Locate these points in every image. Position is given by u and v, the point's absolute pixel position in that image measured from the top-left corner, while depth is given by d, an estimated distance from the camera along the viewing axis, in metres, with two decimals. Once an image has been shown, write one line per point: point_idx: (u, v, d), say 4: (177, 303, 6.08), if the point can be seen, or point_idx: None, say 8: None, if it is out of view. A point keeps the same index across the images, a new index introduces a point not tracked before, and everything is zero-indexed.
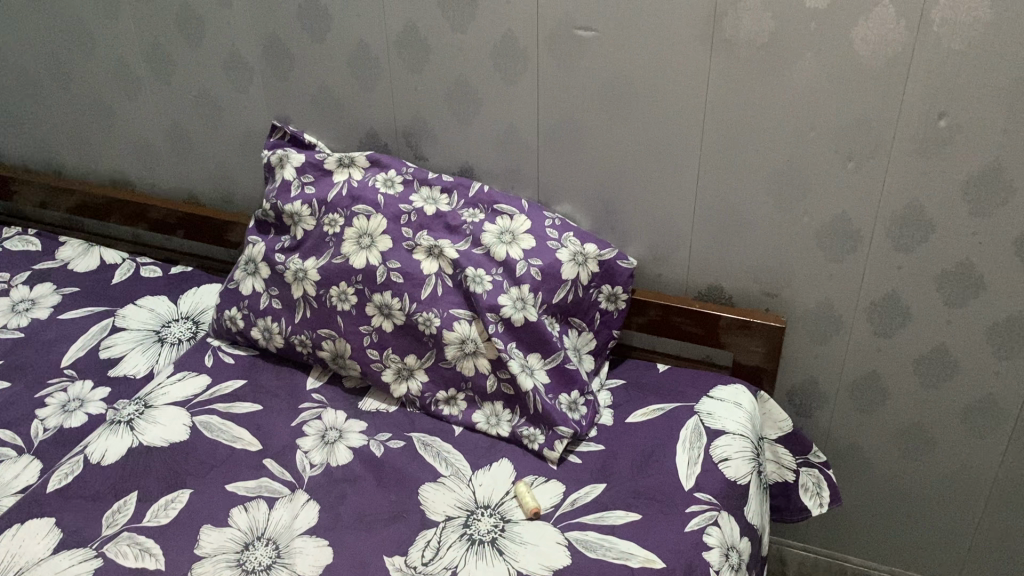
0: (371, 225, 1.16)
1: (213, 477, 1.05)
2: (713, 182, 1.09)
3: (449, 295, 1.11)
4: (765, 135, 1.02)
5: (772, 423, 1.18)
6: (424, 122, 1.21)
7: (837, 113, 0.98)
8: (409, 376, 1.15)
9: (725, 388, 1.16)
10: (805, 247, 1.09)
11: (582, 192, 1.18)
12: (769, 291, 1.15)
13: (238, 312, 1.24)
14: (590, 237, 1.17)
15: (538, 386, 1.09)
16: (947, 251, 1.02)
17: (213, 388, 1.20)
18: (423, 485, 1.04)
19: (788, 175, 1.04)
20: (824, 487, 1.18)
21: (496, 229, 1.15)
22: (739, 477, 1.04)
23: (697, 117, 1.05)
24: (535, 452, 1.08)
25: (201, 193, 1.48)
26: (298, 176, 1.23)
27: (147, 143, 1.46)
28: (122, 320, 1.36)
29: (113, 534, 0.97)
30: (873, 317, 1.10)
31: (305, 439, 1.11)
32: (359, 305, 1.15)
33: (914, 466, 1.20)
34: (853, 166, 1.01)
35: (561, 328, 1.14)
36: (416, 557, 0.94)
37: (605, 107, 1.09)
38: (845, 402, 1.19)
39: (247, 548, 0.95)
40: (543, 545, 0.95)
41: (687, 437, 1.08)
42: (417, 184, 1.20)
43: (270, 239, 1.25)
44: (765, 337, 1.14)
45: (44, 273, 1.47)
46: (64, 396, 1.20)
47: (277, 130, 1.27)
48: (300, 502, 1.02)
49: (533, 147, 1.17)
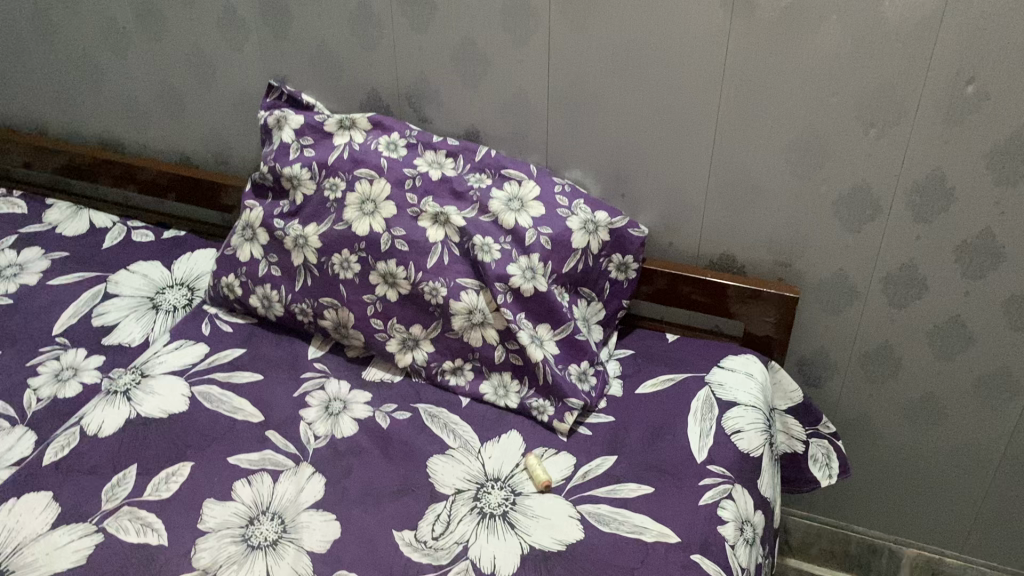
0: (373, 190, 1.13)
1: (215, 449, 1.03)
2: (729, 149, 1.06)
3: (456, 264, 1.09)
4: (784, 100, 0.99)
5: (783, 394, 1.16)
6: (429, 84, 1.17)
7: (861, 79, 0.95)
8: (414, 347, 1.12)
9: (736, 358, 1.14)
10: (822, 215, 1.06)
11: (593, 158, 1.14)
12: (782, 260, 1.12)
13: (235, 279, 1.21)
14: (601, 205, 1.14)
15: (548, 357, 1.07)
16: (968, 222, 1.00)
17: (212, 357, 1.16)
18: (431, 458, 1.02)
19: (807, 141, 1.01)
20: (834, 457, 1.17)
21: (504, 195, 1.12)
22: (751, 449, 1.03)
23: (714, 81, 1.01)
24: (544, 424, 1.06)
25: (194, 156, 1.43)
26: (296, 139, 1.19)
27: (136, 102, 1.40)
28: (115, 286, 1.32)
29: (113, 508, 0.95)
30: (888, 287, 1.09)
31: (308, 410, 1.09)
32: (362, 273, 1.12)
33: (924, 436, 1.19)
34: (874, 134, 0.98)
35: (570, 297, 1.12)
36: (425, 531, 0.93)
37: (619, 70, 1.05)
38: (856, 372, 1.18)
39: (252, 522, 0.94)
40: (555, 518, 0.94)
41: (698, 409, 1.06)
42: (421, 148, 1.16)
43: (268, 204, 1.21)
44: (777, 307, 1.12)
45: (31, 237, 1.42)
46: (57, 364, 1.17)
47: (274, 90, 1.22)
48: (305, 475, 1.00)
49: (542, 111, 1.13)
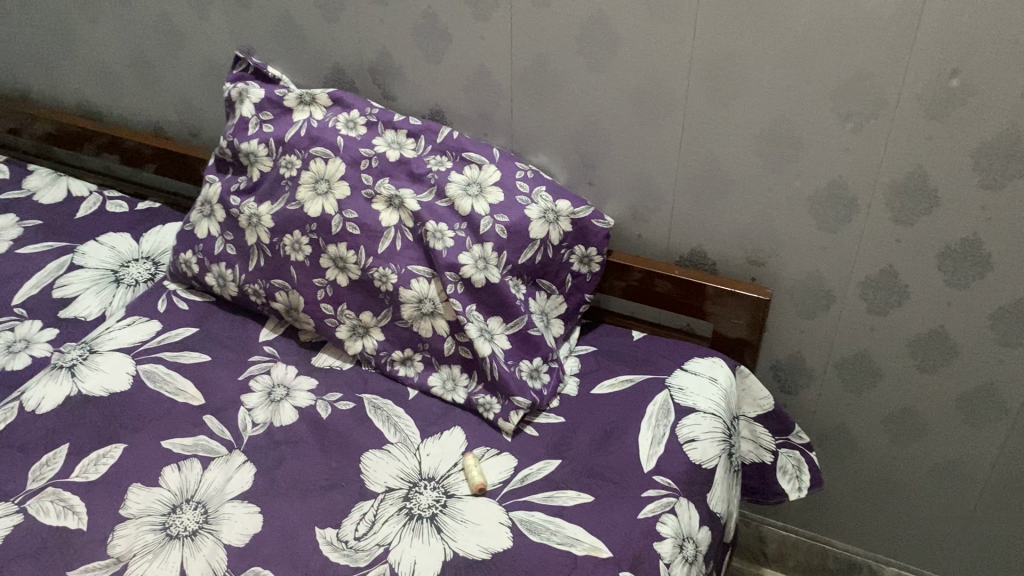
0: (328, 170, 1.08)
1: (150, 431, 1.00)
2: (697, 138, 0.99)
3: (408, 250, 1.04)
4: (755, 87, 0.92)
5: (751, 400, 1.09)
6: (391, 59, 1.11)
7: (836, 67, 0.87)
8: (364, 334, 1.08)
9: (702, 361, 1.07)
10: (795, 213, 0.99)
11: (559, 144, 1.08)
12: (755, 259, 1.05)
13: (193, 256, 1.18)
14: (565, 192, 1.08)
15: (497, 352, 1.01)
16: (952, 226, 0.92)
17: (163, 335, 1.14)
18: (367, 452, 0.98)
19: (779, 133, 0.94)
20: (805, 470, 1.11)
21: (462, 179, 1.06)
22: (704, 460, 0.97)
23: (681, 64, 0.94)
24: (490, 422, 1.01)
25: (169, 126, 1.40)
26: (256, 113, 1.15)
27: (111, 69, 1.37)
28: (81, 257, 1.30)
29: (38, 488, 0.94)
30: (866, 292, 1.01)
31: (250, 395, 1.06)
32: (313, 256, 1.08)
33: (904, 452, 1.12)
34: (851, 127, 0.90)
35: (527, 290, 1.06)
36: (348, 530, 0.89)
37: (582, 50, 0.98)
38: (833, 381, 1.11)
39: (174, 511, 0.91)
40: (484, 525, 0.89)
41: (653, 414, 1.00)
42: (381, 127, 1.11)
43: (227, 179, 1.17)
44: (749, 309, 1.05)
45: (8, 203, 1.41)
46: (11, 336, 1.15)
47: (240, 61, 1.18)
48: (236, 463, 0.97)
49: (506, 91, 1.07)
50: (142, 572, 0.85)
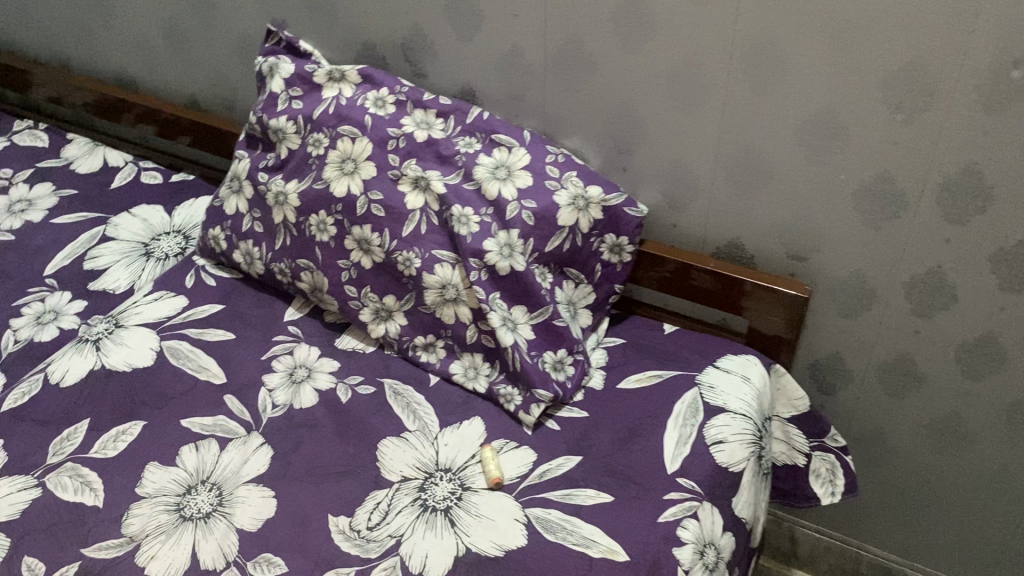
0: (355, 149, 1.06)
1: (170, 410, 1.00)
2: (737, 126, 0.94)
3: (432, 234, 1.01)
4: (799, 74, 0.86)
5: (786, 401, 1.05)
6: (422, 36, 1.08)
7: (886, 55, 0.81)
8: (387, 318, 1.06)
9: (735, 358, 1.03)
10: (839, 208, 0.93)
11: (593, 127, 1.04)
12: (794, 254, 1.00)
13: (221, 232, 1.17)
14: (597, 178, 1.04)
15: (520, 342, 0.98)
16: (1007, 227, 0.86)
17: (189, 311, 1.13)
18: (385, 440, 0.96)
19: (824, 122, 0.88)
20: (839, 474, 1.06)
21: (491, 162, 1.03)
22: (732, 463, 0.93)
23: (721, 49, 0.89)
24: (511, 413, 0.99)
25: (203, 98, 1.39)
26: (285, 89, 1.13)
27: (146, 40, 1.36)
28: (113, 229, 1.30)
29: (57, 463, 0.94)
30: (911, 294, 0.96)
31: (272, 376, 1.05)
32: (338, 237, 1.06)
33: (947, 461, 1.07)
34: (901, 119, 0.84)
35: (554, 279, 1.03)
36: (361, 519, 0.88)
37: (618, 31, 0.93)
38: (873, 384, 1.06)
39: (188, 492, 0.91)
40: (499, 520, 0.87)
41: (680, 413, 0.96)
42: (410, 106, 1.08)
43: (256, 156, 1.15)
44: (787, 306, 1.00)
45: (45, 172, 1.42)
46: (41, 307, 1.16)
47: (272, 35, 1.15)
48: (253, 446, 0.96)
49: (539, 71, 1.03)
50: (153, 553, 0.85)
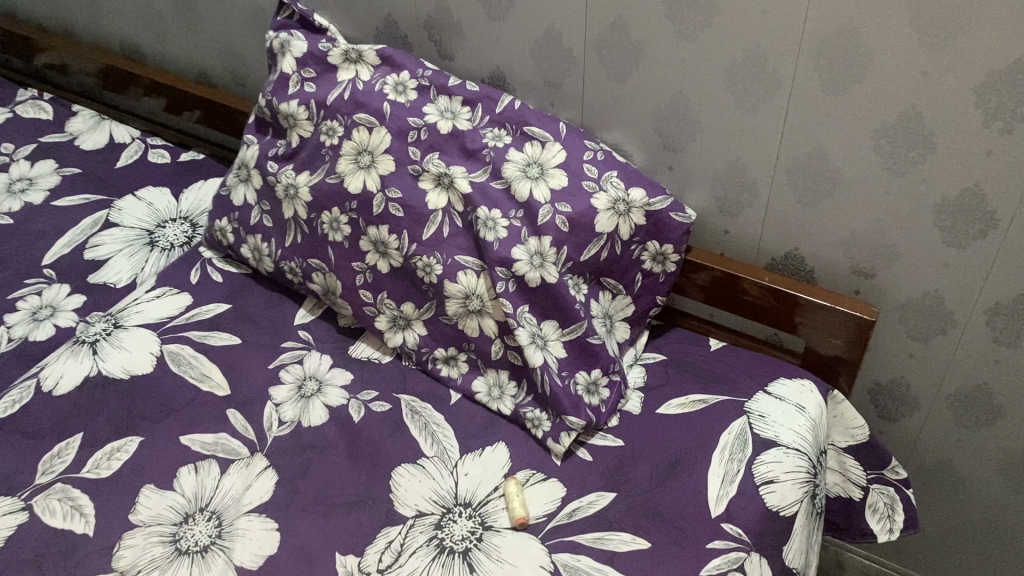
0: (372, 140, 0.96)
1: (169, 424, 0.92)
2: (803, 127, 0.82)
3: (455, 238, 0.91)
4: (880, 72, 0.74)
5: (842, 430, 0.95)
6: (449, 14, 0.97)
7: (988, 53, 0.69)
8: (405, 327, 0.97)
9: (788, 384, 0.93)
10: (916, 223, 0.82)
11: (637, 121, 0.93)
12: (860, 270, 0.90)
13: (228, 224, 1.08)
14: (639, 178, 0.93)
15: (550, 362, 0.89)
16: None
17: (193, 311, 1.05)
18: (399, 467, 0.88)
19: (905, 128, 0.77)
20: (898, 509, 0.97)
21: (522, 159, 0.93)
22: (783, 506, 0.83)
23: (789, 40, 0.77)
24: (538, 440, 0.90)
25: (214, 73, 1.29)
26: (297, 70, 1.02)
27: (153, 7, 1.26)
28: (117, 214, 1.21)
29: (46, 483, 0.87)
30: (994, 321, 0.84)
31: (280, 388, 0.96)
32: (352, 237, 0.96)
33: (1019, 497, 0.97)
34: (999, 128, 0.72)
35: (589, 290, 0.94)
36: (371, 560, 0.80)
37: (669, 15, 0.82)
38: (941, 413, 0.96)
39: (185, 521, 0.83)
40: (523, 568, 0.78)
41: (727, 446, 0.87)
42: (433, 92, 0.98)
43: (266, 142, 1.06)
44: (849, 327, 0.90)
45: (48, 148, 1.33)
46: (37, 301, 1.08)
47: (285, 7, 1.04)
48: (257, 469, 0.88)
49: (578, 57, 0.91)
50: None
